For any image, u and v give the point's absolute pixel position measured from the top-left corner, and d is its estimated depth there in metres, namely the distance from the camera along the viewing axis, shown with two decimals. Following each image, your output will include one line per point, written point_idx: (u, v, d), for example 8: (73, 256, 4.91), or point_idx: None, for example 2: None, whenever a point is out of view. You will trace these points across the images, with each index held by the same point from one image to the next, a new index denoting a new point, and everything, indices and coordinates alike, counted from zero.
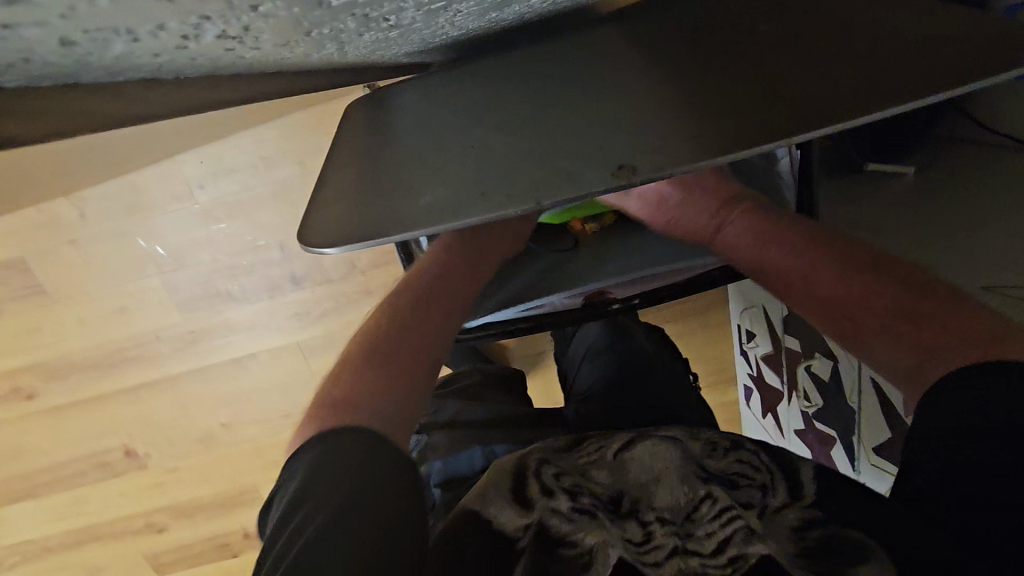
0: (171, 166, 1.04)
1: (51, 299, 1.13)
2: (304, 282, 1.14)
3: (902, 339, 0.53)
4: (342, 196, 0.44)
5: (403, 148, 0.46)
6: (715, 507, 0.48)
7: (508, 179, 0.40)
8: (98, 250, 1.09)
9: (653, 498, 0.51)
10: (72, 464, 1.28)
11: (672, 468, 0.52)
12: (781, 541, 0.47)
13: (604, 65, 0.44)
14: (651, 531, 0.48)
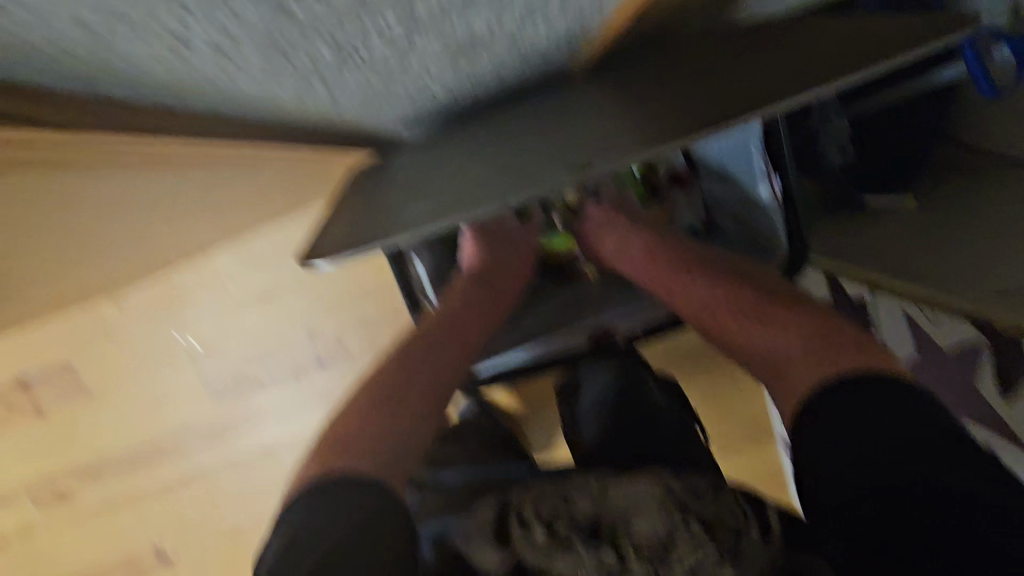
0: (206, 262, 1.12)
1: (92, 397, 1.18)
2: (329, 364, 1.17)
3: (783, 357, 0.62)
4: (351, 222, 0.47)
5: (396, 189, 0.49)
6: (691, 539, 0.46)
7: (483, 192, 0.40)
8: (138, 347, 1.15)
9: (631, 528, 0.47)
10: (103, 568, 1.26)
11: (656, 503, 0.49)
12: None
13: (593, 100, 0.46)
14: (625, 559, 0.46)
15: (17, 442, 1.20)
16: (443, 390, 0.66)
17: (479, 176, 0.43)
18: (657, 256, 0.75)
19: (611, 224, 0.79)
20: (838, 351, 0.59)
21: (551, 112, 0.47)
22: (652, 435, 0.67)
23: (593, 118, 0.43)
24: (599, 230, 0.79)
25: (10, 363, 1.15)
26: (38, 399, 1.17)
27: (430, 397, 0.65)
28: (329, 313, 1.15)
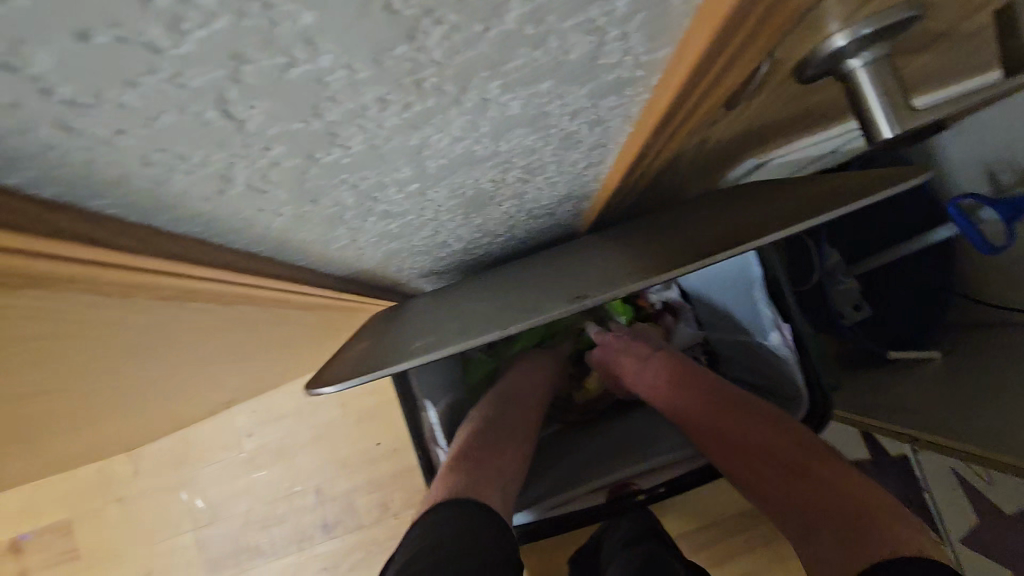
0: (224, 418, 1.12)
1: (83, 565, 1.10)
2: (334, 530, 1.09)
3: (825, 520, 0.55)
4: (353, 353, 0.48)
5: (405, 321, 0.50)
6: None
7: (475, 324, 0.41)
8: (141, 508, 1.11)
9: None
10: None
11: None
12: None
13: (593, 247, 0.49)
14: None
15: None
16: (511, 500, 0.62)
17: (480, 307, 0.44)
18: (683, 382, 0.69)
19: (634, 346, 0.76)
20: (890, 533, 0.51)
21: (552, 259, 0.50)
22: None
23: (589, 260, 0.46)
24: (623, 352, 0.75)
25: (8, 525, 1.10)
26: (25, 567, 1.10)
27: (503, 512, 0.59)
28: (341, 472, 1.11)
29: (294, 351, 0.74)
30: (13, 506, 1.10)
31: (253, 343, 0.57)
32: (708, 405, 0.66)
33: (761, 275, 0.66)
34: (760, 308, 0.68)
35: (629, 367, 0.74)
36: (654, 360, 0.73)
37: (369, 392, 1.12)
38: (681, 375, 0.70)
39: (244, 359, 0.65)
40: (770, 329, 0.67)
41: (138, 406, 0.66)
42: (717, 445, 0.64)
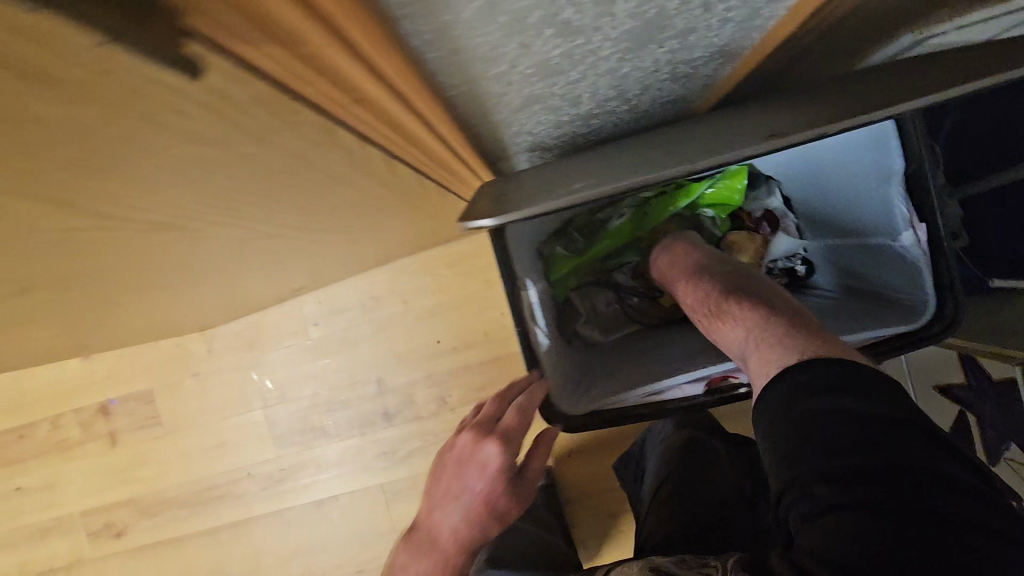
0: (290, 306, 1.15)
1: (164, 431, 1.19)
2: (393, 419, 1.15)
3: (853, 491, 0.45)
4: (493, 191, 0.52)
5: (534, 182, 0.51)
6: None
7: (649, 163, 0.46)
8: (215, 384, 1.17)
9: None
10: None
11: None
12: None
13: (731, 108, 0.50)
14: None
15: (84, 468, 1.21)
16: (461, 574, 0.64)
17: (638, 155, 0.49)
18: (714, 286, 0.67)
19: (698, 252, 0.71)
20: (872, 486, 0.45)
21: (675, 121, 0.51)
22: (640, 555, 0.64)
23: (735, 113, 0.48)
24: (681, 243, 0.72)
25: (96, 389, 1.19)
26: (114, 427, 1.20)
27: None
28: (401, 366, 1.14)
29: (372, 234, 0.74)
30: (99, 371, 1.18)
31: (346, 204, 0.57)
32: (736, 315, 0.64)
33: (904, 166, 0.61)
34: (891, 204, 0.63)
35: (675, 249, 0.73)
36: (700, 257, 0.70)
37: (431, 292, 1.13)
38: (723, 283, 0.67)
39: (331, 231, 0.65)
40: (904, 228, 0.62)
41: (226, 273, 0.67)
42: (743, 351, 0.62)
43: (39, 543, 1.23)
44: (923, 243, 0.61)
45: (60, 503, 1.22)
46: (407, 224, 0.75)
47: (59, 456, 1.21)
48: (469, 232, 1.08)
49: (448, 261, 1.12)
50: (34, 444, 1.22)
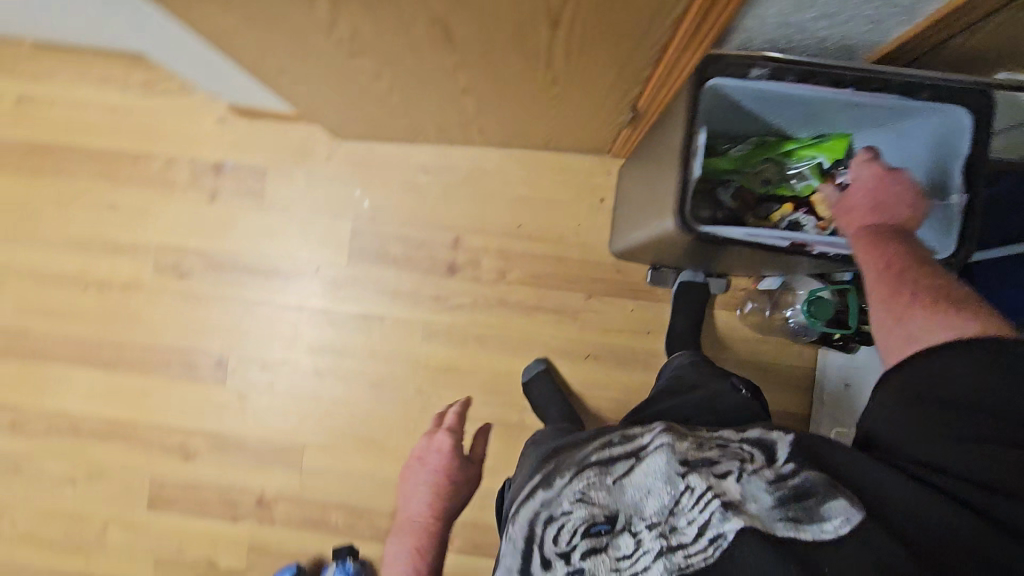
0: (413, 151, 1.34)
1: (260, 206, 1.35)
2: (456, 273, 1.33)
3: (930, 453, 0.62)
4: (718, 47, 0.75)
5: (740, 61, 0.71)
6: (693, 497, 0.61)
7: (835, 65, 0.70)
8: (321, 185, 1.35)
9: (644, 508, 0.64)
10: (167, 352, 1.35)
11: (660, 475, 0.64)
12: (757, 501, 0.61)
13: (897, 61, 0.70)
14: (640, 538, 0.62)
15: (177, 210, 1.36)
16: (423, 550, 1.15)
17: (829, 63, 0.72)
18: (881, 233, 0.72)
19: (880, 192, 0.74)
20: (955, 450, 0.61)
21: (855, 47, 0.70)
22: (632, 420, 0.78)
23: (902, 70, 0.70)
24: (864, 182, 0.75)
25: (219, 149, 1.35)
26: (219, 186, 1.35)
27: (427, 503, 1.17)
28: (481, 234, 1.33)
29: (559, 94, 0.95)
30: (231, 136, 1.35)
31: (596, 50, 0.78)
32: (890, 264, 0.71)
33: (967, 150, 0.72)
34: (947, 178, 0.75)
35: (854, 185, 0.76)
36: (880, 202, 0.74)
37: (530, 184, 1.32)
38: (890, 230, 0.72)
39: (554, 72, 0.86)
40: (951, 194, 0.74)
41: (457, 68, 0.87)
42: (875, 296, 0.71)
43: (108, 257, 1.36)
44: (962, 208, 0.73)
45: (144, 231, 1.36)
46: (583, 95, 0.95)
47: (160, 191, 1.36)
48: (582, 148, 1.29)
49: (553, 165, 1.32)
50: (142, 173, 1.36)
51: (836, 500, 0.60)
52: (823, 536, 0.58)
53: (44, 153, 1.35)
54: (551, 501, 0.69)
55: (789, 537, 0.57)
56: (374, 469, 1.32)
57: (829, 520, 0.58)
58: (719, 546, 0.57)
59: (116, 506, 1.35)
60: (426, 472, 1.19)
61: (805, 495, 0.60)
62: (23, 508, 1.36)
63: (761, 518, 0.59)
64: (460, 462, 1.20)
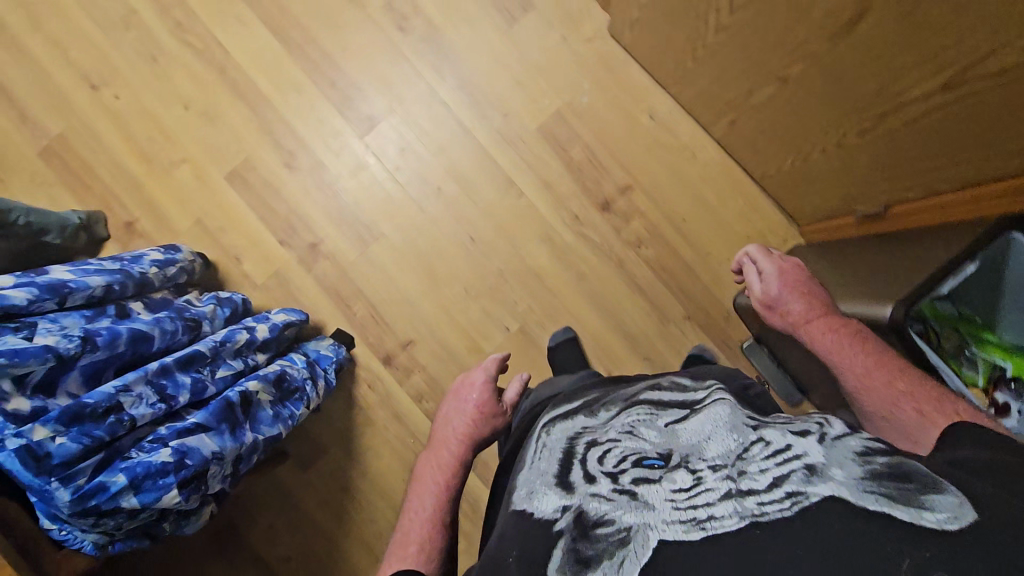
0: (654, 92, 1.33)
1: (503, 30, 1.34)
2: (605, 211, 1.33)
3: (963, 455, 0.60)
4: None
5: None
6: (765, 450, 0.65)
7: None
8: (562, 56, 1.33)
9: (704, 453, 0.68)
10: (337, 73, 1.35)
11: (724, 431, 0.70)
12: (848, 466, 0.60)
13: None
14: (698, 476, 0.65)
15: None
16: (445, 480, 0.94)
17: None
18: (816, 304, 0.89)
19: (795, 282, 0.93)
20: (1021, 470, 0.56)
21: None
22: (683, 378, 0.90)
23: None
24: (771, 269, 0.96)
25: None
26: None
27: (458, 428, 1.02)
28: (649, 200, 1.33)
29: (849, 143, 0.94)
30: None
31: (930, 140, 0.80)
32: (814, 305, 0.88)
33: None
34: None
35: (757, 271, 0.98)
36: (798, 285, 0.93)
37: (719, 198, 1.32)
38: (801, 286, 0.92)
39: (862, 120, 0.88)
40: None
41: (807, 58, 0.87)
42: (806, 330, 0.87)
43: None
44: None
45: None
46: (857, 168, 0.98)
47: None
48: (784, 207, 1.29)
49: (749, 200, 1.32)
50: None
51: (944, 496, 0.55)
52: (930, 521, 0.53)
53: None
54: (598, 431, 0.79)
55: (878, 511, 0.55)
56: (416, 299, 1.33)
57: (950, 495, 0.55)
58: (797, 502, 0.58)
59: (201, 153, 1.35)
60: (456, 404, 1.06)
61: (910, 478, 0.57)
62: (126, 90, 1.35)
63: (845, 486, 0.58)
64: (496, 405, 1.05)
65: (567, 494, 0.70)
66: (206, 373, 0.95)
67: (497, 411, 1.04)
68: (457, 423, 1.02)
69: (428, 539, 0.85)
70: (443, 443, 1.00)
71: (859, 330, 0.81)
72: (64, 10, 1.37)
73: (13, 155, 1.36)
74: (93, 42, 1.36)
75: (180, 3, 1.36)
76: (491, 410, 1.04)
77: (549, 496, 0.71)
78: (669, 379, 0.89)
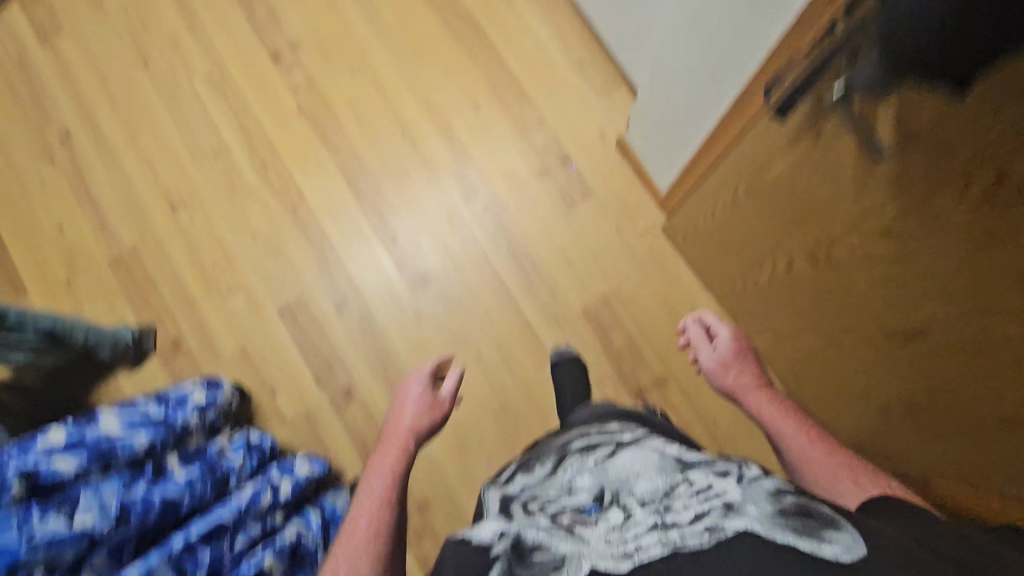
0: (700, 292, 1.36)
1: (563, 212, 1.40)
2: (637, 401, 1.33)
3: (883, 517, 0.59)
4: None
5: None
6: (690, 488, 0.67)
7: None
8: (616, 245, 1.38)
9: (636, 489, 0.71)
10: (399, 230, 1.41)
11: (654, 471, 0.73)
12: (761, 502, 0.61)
13: None
14: (631, 513, 0.68)
15: (509, 153, 1.43)
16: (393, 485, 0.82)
17: None
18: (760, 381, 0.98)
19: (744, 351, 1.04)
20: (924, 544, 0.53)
21: None
22: (613, 426, 0.91)
23: None
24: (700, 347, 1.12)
25: (580, 151, 1.42)
26: (553, 170, 1.41)
27: (408, 427, 0.93)
28: (682, 397, 1.33)
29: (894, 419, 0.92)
30: (595, 151, 1.41)
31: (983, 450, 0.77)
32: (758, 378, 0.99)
33: None
34: None
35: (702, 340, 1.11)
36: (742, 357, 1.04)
37: None
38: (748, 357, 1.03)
39: (911, 397, 0.84)
40: None
41: (868, 343, 0.87)
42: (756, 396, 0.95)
43: (434, 132, 1.44)
44: None
45: (474, 143, 1.43)
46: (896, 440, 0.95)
47: (514, 132, 1.43)
48: None
49: None
50: (515, 110, 1.44)
51: (841, 532, 0.56)
52: (827, 551, 0.54)
53: (480, 37, 1.47)
54: (542, 492, 0.79)
55: (786, 541, 0.55)
56: (437, 459, 1.33)
57: (847, 533, 0.55)
58: (715, 536, 0.58)
59: (258, 284, 1.41)
60: (409, 400, 0.99)
61: (813, 516, 0.58)
62: (204, 216, 1.44)
63: (758, 518, 0.59)
64: (444, 402, 0.99)
65: (503, 522, 0.70)
66: (225, 545, 0.95)
67: (437, 403, 0.98)
68: (405, 421, 0.95)
69: (371, 539, 0.73)
70: (392, 443, 0.90)
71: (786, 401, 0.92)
72: (161, 134, 1.47)
73: (86, 258, 1.44)
74: (181, 168, 1.46)
75: (268, 144, 1.46)
76: (442, 406, 0.98)
77: (484, 525, 0.71)
78: (598, 423, 0.92)
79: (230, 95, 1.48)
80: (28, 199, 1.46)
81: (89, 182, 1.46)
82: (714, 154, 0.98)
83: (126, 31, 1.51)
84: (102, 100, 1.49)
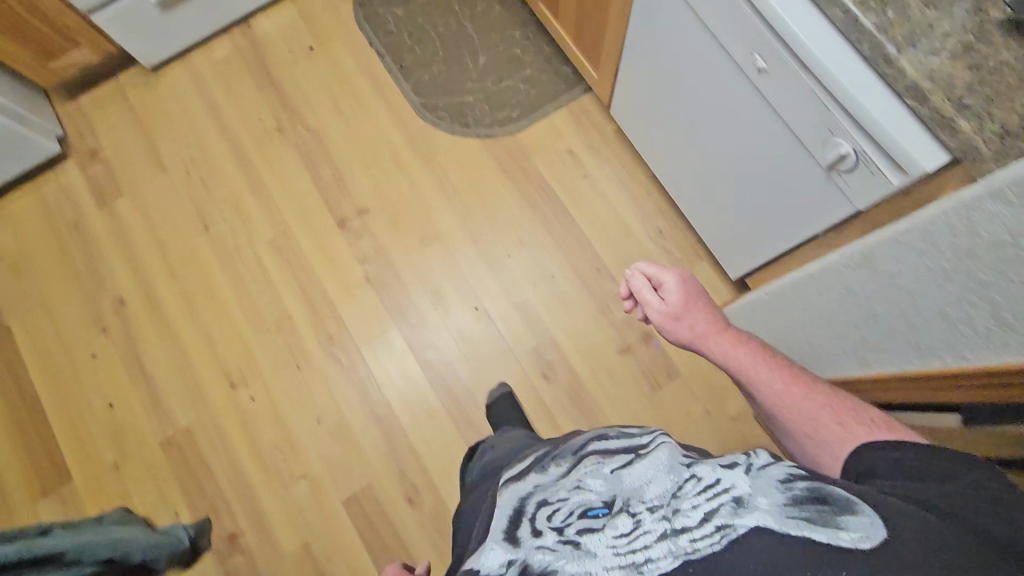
0: None
1: (647, 392, 1.33)
2: None
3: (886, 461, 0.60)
4: None
5: None
6: (699, 484, 0.53)
7: None
8: (705, 429, 1.31)
9: (645, 492, 0.56)
10: (475, 409, 1.34)
11: (665, 470, 0.58)
12: (773, 495, 0.49)
13: None
14: (636, 518, 0.53)
15: (589, 327, 1.38)
16: None
17: None
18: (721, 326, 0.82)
19: (698, 300, 0.84)
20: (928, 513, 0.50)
21: None
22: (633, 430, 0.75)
23: None
24: (647, 292, 0.86)
25: None
26: (634, 346, 1.36)
27: None
28: None
29: None
30: None
31: None
32: (716, 319, 0.83)
33: None
34: None
35: (647, 293, 0.86)
36: (695, 304, 0.84)
37: None
38: (697, 294, 0.85)
39: None
40: None
41: None
42: (713, 337, 0.81)
43: (510, 303, 1.39)
44: None
45: (552, 315, 1.38)
46: None
47: (592, 304, 1.39)
48: None
49: None
50: (593, 280, 1.40)
51: (857, 516, 0.47)
52: (842, 541, 0.45)
53: (553, 203, 1.44)
54: (549, 489, 0.66)
55: (800, 538, 0.46)
56: None
57: (867, 518, 0.47)
58: (725, 536, 0.47)
59: (324, 469, 1.31)
60: None
61: (829, 501, 0.48)
62: (265, 392, 1.35)
63: (772, 512, 0.48)
64: None
65: (512, 546, 0.57)
66: None
67: None
68: None
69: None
70: None
71: (755, 341, 0.80)
72: (222, 302, 1.40)
73: (136, 440, 1.33)
74: (242, 339, 1.38)
75: (334, 314, 1.40)
76: None
77: (489, 551, 0.58)
78: (617, 427, 0.74)
79: (293, 260, 1.42)
80: (78, 376, 1.37)
81: (142, 355, 1.37)
82: (893, 399, 0.81)
83: (185, 192, 1.46)
84: (159, 266, 1.42)
